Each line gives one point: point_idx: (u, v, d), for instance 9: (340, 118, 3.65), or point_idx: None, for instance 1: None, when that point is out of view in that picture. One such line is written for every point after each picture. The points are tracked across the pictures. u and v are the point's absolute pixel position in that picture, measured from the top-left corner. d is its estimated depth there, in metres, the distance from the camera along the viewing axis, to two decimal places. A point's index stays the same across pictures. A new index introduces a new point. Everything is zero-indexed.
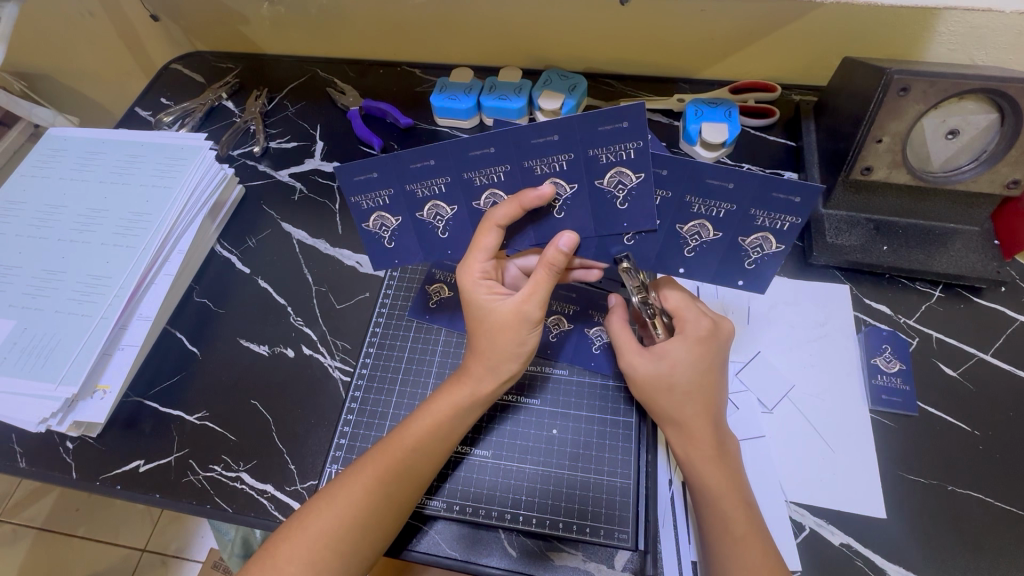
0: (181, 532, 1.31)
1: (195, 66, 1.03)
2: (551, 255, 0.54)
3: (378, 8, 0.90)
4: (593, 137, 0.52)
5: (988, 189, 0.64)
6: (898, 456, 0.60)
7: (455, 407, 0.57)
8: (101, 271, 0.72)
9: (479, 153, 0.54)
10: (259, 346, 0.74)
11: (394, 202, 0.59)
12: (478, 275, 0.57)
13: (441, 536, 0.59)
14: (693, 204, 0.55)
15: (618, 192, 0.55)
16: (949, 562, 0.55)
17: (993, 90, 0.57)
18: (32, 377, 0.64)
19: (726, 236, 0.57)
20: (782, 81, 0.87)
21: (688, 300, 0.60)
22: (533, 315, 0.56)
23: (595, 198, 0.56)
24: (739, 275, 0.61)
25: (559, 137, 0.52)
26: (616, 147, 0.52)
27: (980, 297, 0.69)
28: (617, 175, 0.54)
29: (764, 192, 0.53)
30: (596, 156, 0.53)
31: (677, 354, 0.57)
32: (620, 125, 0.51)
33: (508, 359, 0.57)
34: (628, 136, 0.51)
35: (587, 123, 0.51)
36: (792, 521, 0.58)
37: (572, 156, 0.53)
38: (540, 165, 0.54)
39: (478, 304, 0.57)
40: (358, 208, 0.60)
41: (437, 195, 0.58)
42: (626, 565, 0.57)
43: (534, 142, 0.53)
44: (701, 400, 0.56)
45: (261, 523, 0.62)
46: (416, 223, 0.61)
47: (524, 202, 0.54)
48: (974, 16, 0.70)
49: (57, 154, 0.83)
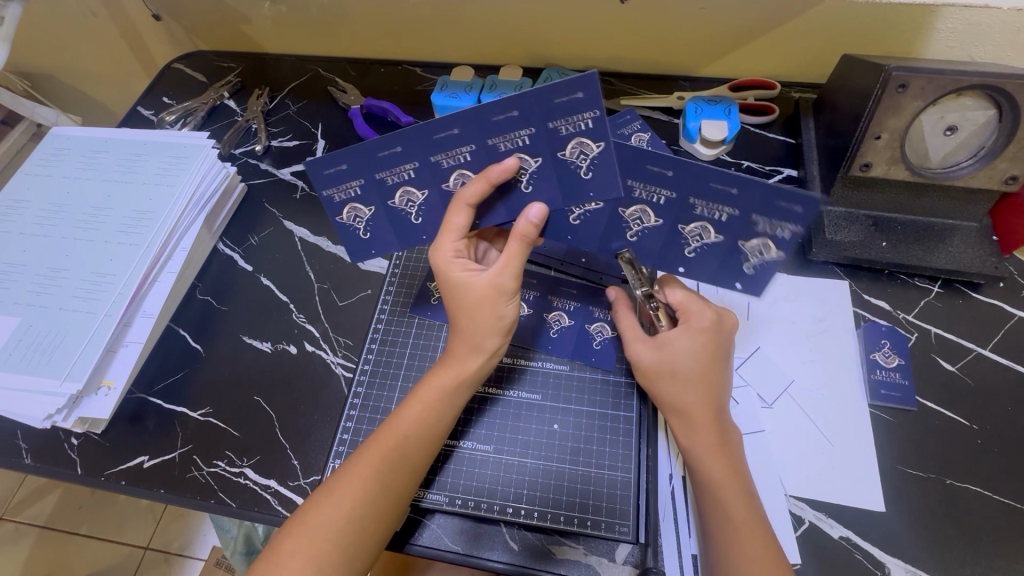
0: (184, 530, 1.32)
1: (197, 65, 1.04)
2: (522, 227, 0.56)
3: (379, 7, 0.90)
4: (550, 109, 0.52)
5: (986, 185, 0.64)
6: (897, 450, 0.61)
7: (443, 391, 0.58)
8: (104, 269, 0.72)
9: (443, 136, 0.54)
10: (262, 343, 0.74)
11: (366, 193, 0.60)
12: (451, 255, 0.57)
13: (442, 530, 0.60)
14: (697, 206, 0.56)
15: (581, 163, 0.55)
16: (947, 555, 0.56)
17: (992, 86, 0.58)
18: (37, 374, 0.65)
19: (727, 239, 0.58)
20: (781, 79, 0.87)
21: (694, 296, 0.61)
22: (508, 287, 0.57)
23: (559, 169, 0.56)
24: (737, 278, 0.61)
25: (518, 112, 0.52)
26: (575, 118, 0.52)
27: (979, 293, 0.69)
28: (578, 146, 0.54)
29: (767, 198, 0.52)
30: (555, 128, 0.53)
31: (679, 345, 0.58)
32: (576, 96, 0.50)
33: (490, 334, 0.58)
34: (585, 106, 0.51)
35: (544, 95, 0.51)
36: (792, 514, 0.59)
37: (532, 130, 0.53)
38: (503, 142, 0.54)
39: (454, 283, 0.58)
40: (331, 202, 0.61)
41: (408, 181, 0.59)
42: (626, 558, 0.57)
43: (496, 119, 0.52)
44: (704, 389, 0.56)
45: (265, 517, 0.63)
46: (388, 210, 0.61)
47: (491, 178, 0.54)
48: (973, 14, 0.70)
49: (60, 152, 0.83)
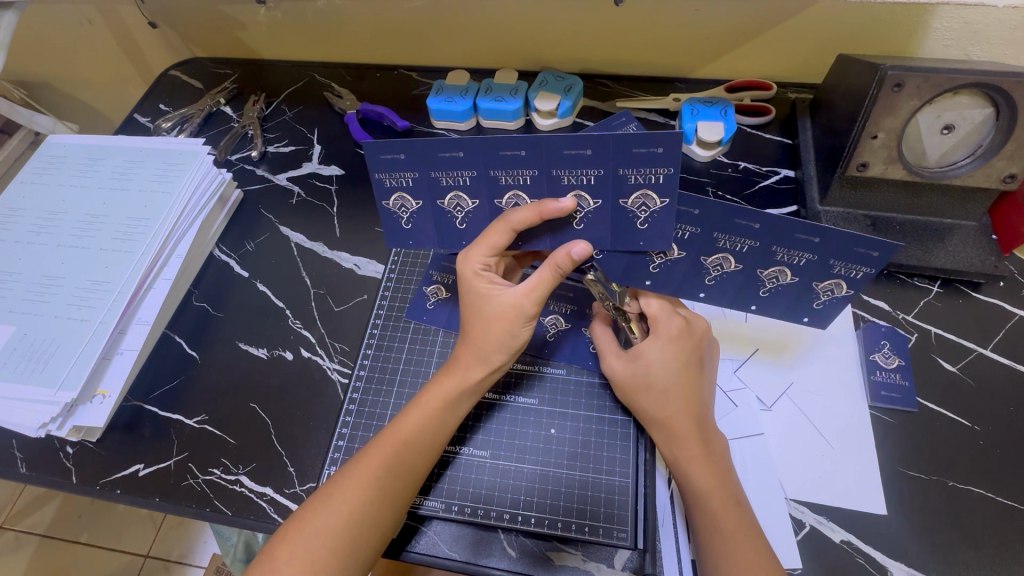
0: (184, 538, 1.31)
1: (192, 71, 1.03)
2: (558, 257, 0.56)
3: (375, 11, 0.90)
4: (625, 157, 0.52)
5: (984, 184, 0.64)
6: (897, 452, 0.60)
7: (445, 399, 0.57)
8: (99, 276, 0.72)
9: (509, 154, 0.54)
10: (258, 349, 0.74)
11: (417, 186, 0.59)
12: (479, 267, 0.58)
13: (439, 537, 0.59)
14: (777, 252, 0.57)
15: (641, 214, 0.56)
16: (949, 558, 0.55)
17: (987, 85, 0.58)
18: (30, 383, 0.65)
19: (803, 281, 0.58)
20: (778, 79, 0.87)
21: (667, 305, 0.63)
22: (529, 310, 0.56)
23: (616, 215, 0.57)
24: (804, 312, 0.62)
25: (592, 152, 0.52)
26: (645, 170, 0.53)
27: (979, 292, 0.69)
28: (643, 197, 0.55)
29: (847, 245, 0.53)
30: (625, 175, 0.53)
31: (651, 355, 0.59)
32: (656, 151, 0.51)
33: (497, 350, 0.57)
34: (661, 163, 0.52)
35: (623, 142, 0.51)
36: (792, 518, 0.58)
37: (601, 172, 0.53)
38: (568, 176, 0.55)
39: (477, 294, 0.58)
40: (381, 186, 0.59)
41: (461, 186, 0.58)
42: (625, 564, 0.57)
43: (567, 153, 0.53)
44: (683, 398, 0.57)
45: (260, 526, 0.62)
46: (435, 210, 0.61)
47: (543, 211, 0.55)
48: (968, 12, 0.70)
49: (56, 161, 0.83)
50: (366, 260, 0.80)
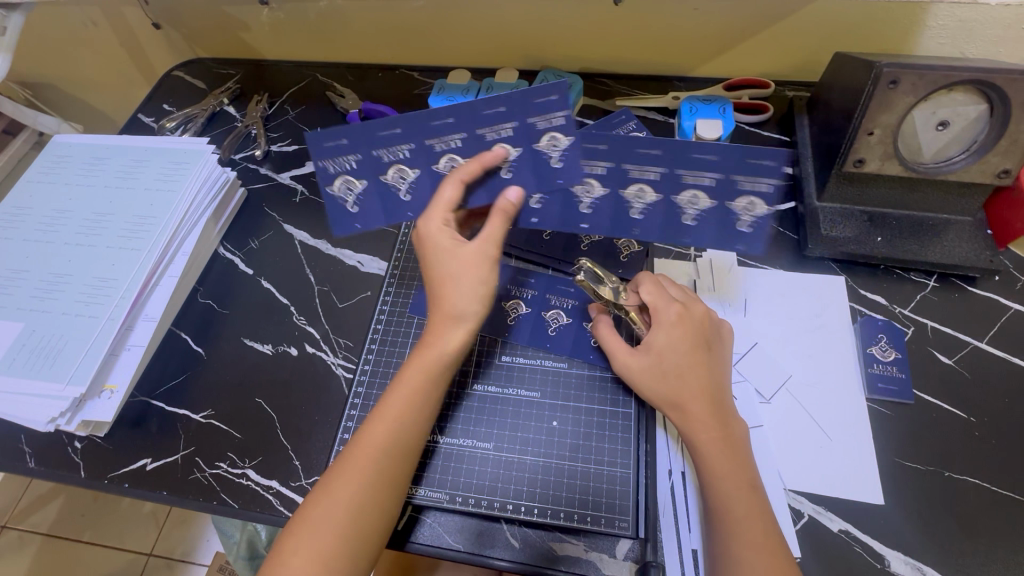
0: (187, 536, 1.32)
1: (196, 72, 1.04)
2: (502, 204, 0.58)
3: (377, 12, 0.91)
4: (528, 107, 0.55)
5: (980, 179, 0.65)
6: (894, 443, 0.61)
7: (430, 371, 0.57)
8: (107, 273, 0.73)
9: (439, 122, 0.56)
10: (263, 345, 0.75)
11: (414, 157, 0.59)
12: (442, 225, 0.57)
13: (443, 528, 0.60)
14: (740, 180, 0.56)
15: (554, 154, 0.57)
16: (945, 546, 0.56)
17: (982, 81, 0.59)
18: (40, 378, 0.65)
19: (721, 203, 0.58)
20: (776, 78, 0.88)
21: (662, 291, 0.63)
22: (491, 254, 0.57)
23: (536, 162, 0.58)
24: (737, 239, 0.60)
25: (505, 108, 0.55)
26: (550, 116, 0.55)
27: (975, 286, 0.70)
28: (552, 137, 0.56)
29: (742, 158, 0.55)
30: (534, 123, 0.56)
31: (659, 342, 0.60)
32: (551, 97, 0.54)
33: (467, 301, 0.56)
34: (558, 107, 0.55)
35: (523, 94, 0.54)
36: (791, 508, 0.59)
37: (516, 124, 0.56)
38: (542, 121, 0.55)
39: (441, 251, 0.57)
40: (325, 173, 0.60)
41: (454, 149, 0.58)
42: (627, 553, 0.58)
43: (485, 112, 0.55)
44: (696, 382, 0.57)
45: (267, 518, 0.63)
46: (379, 187, 0.61)
47: (484, 161, 0.57)
48: (963, 11, 0.71)
49: (63, 160, 0.84)
50: (370, 258, 0.81)
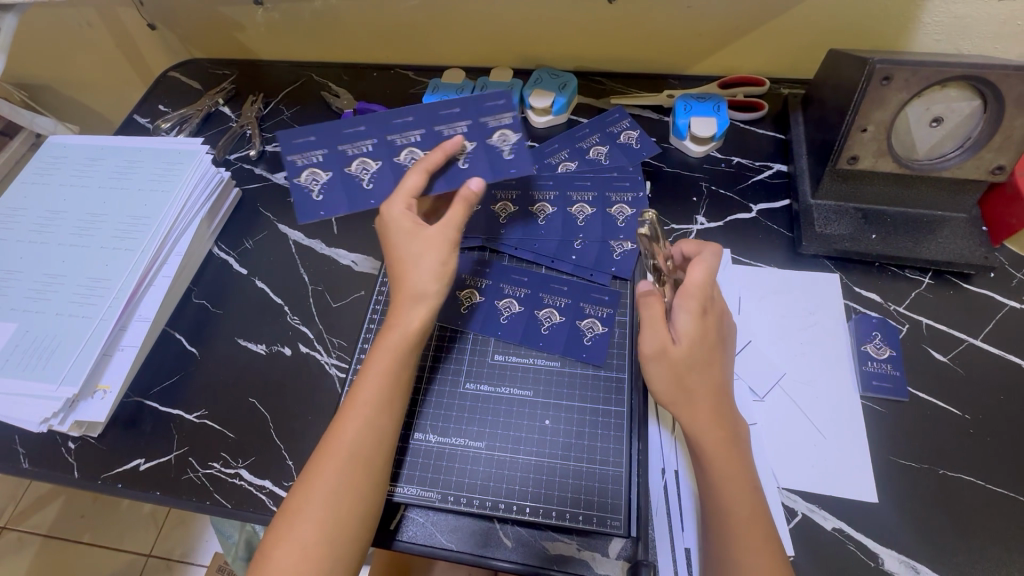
0: (186, 536, 1.32)
1: (192, 73, 1.04)
2: (464, 193, 0.62)
3: (371, 12, 0.91)
4: (436, 116, 0.66)
5: (974, 175, 0.65)
6: (888, 441, 0.61)
7: (394, 351, 0.58)
8: (100, 274, 0.73)
9: (400, 121, 0.66)
10: (257, 344, 0.75)
11: (375, 150, 0.67)
12: (403, 210, 0.61)
13: (435, 528, 0.60)
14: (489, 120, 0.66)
15: (504, 146, 0.66)
16: (940, 544, 0.56)
17: (975, 77, 0.59)
18: (32, 379, 0.65)
19: (599, 209, 0.76)
20: (771, 75, 0.88)
21: (710, 275, 0.60)
22: (451, 237, 0.61)
23: (489, 154, 0.67)
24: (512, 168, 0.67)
25: (364, 127, 0.66)
26: (407, 132, 0.66)
27: (970, 284, 0.69)
28: (503, 135, 0.66)
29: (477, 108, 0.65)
30: (440, 130, 0.66)
31: (684, 326, 0.57)
32: (454, 110, 0.65)
33: (431, 279, 0.59)
34: (508, 107, 0.66)
35: (383, 117, 0.66)
36: (785, 507, 0.58)
37: (422, 130, 0.66)
38: (448, 129, 0.66)
39: (404, 235, 0.60)
40: (293, 166, 0.68)
41: (414, 143, 0.66)
42: (620, 553, 0.57)
43: (395, 122, 0.66)
44: (711, 379, 0.57)
45: (260, 518, 0.63)
46: (343, 177, 0.68)
47: (447, 147, 0.64)
48: (957, 6, 0.71)
49: (57, 161, 0.84)
50: (364, 257, 0.81)
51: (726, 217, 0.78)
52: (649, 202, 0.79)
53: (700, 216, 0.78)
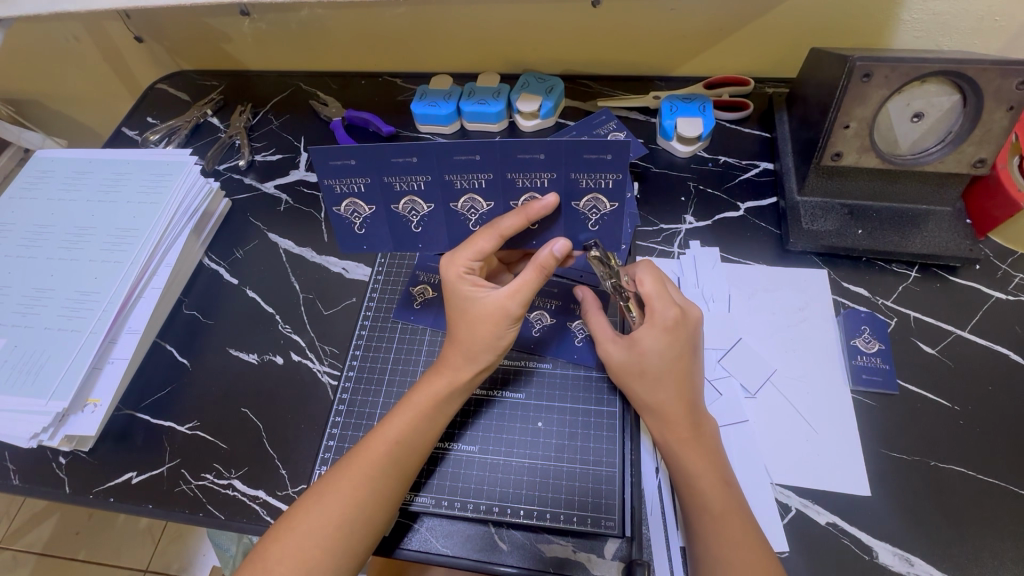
0: (183, 551, 1.31)
1: (180, 85, 1.04)
2: (543, 258, 0.57)
3: (358, 20, 0.91)
4: (509, 162, 0.56)
5: (956, 169, 0.66)
6: (879, 435, 0.61)
7: (436, 397, 0.58)
8: (89, 287, 0.73)
9: (462, 159, 0.57)
10: (248, 354, 0.74)
11: (429, 189, 0.60)
12: (463, 271, 0.59)
13: (431, 533, 0.59)
14: (580, 179, 0.56)
15: (591, 216, 0.59)
16: (933, 535, 0.56)
17: (953, 72, 0.60)
18: (21, 394, 0.65)
19: None
20: (755, 75, 0.89)
21: (663, 289, 0.59)
22: (514, 312, 0.57)
23: (570, 218, 0.60)
24: (588, 237, 0.62)
25: (417, 160, 0.57)
26: (469, 176, 0.58)
27: (956, 276, 0.70)
28: (593, 200, 0.58)
29: (575, 157, 0.55)
30: (512, 179, 0.58)
31: (646, 341, 0.58)
32: (537, 157, 0.55)
33: (485, 350, 0.58)
34: (610, 168, 0.55)
35: (443, 151, 0.56)
36: (778, 502, 0.59)
37: (490, 176, 0.58)
38: (522, 179, 0.58)
39: (463, 296, 0.59)
40: (332, 192, 0.61)
41: (475, 189, 0.59)
42: (615, 553, 0.57)
43: (457, 159, 0.57)
44: (675, 386, 0.57)
45: (253, 528, 0.63)
46: (390, 214, 0.62)
47: (530, 214, 0.57)
48: (935, 3, 0.72)
49: (45, 175, 0.84)
50: (354, 264, 0.81)
51: (714, 216, 0.78)
52: (637, 203, 0.79)
53: (688, 215, 0.78)
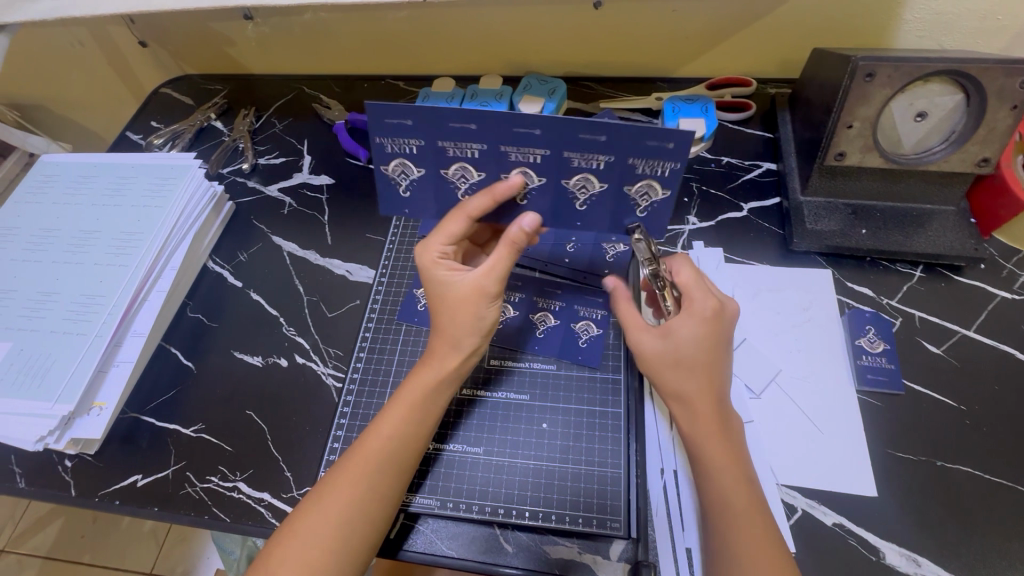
0: (188, 554, 1.31)
1: (184, 89, 1.05)
2: (512, 234, 0.57)
3: (361, 24, 0.92)
4: (571, 141, 0.54)
5: (959, 168, 0.65)
6: (885, 435, 0.61)
7: (427, 389, 0.58)
8: (94, 290, 0.73)
9: (459, 126, 0.55)
10: (253, 356, 0.75)
11: (483, 158, 0.58)
12: (437, 256, 0.59)
13: (436, 535, 0.59)
14: (637, 165, 0.55)
15: (640, 202, 0.59)
16: (941, 536, 0.55)
17: (956, 71, 0.60)
18: (28, 397, 0.65)
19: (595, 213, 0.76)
20: (757, 76, 0.89)
21: (700, 278, 0.60)
22: (492, 289, 0.57)
23: (619, 201, 0.59)
24: (578, 218, 0.62)
25: (476, 126, 0.55)
26: (526, 149, 0.56)
27: (961, 275, 0.70)
28: (646, 186, 0.57)
29: (640, 141, 0.53)
30: (569, 158, 0.56)
31: (680, 330, 0.58)
32: (599, 138, 0.54)
33: (467, 334, 0.58)
34: (670, 157, 0.54)
35: (502, 120, 0.54)
36: (784, 503, 0.58)
37: (547, 152, 0.56)
38: (516, 153, 0.57)
39: (440, 283, 0.59)
40: (382, 150, 0.59)
41: (531, 164, 0.57)
42: (621, 555, 0.57)
43: (517, 130, 0.55)
44: (704, 377, 0.57)
45: (259, 531, 0.63)
46: (438, 179, 0.61)
47: (496, 193, 0.57)
48: (937, 3, 0.72)
49: (50, 180, 0.84)
50: (358, 266, 0.81)
51: (717, 216, 0.78)
52: None
53: (691, 216, 0.78)
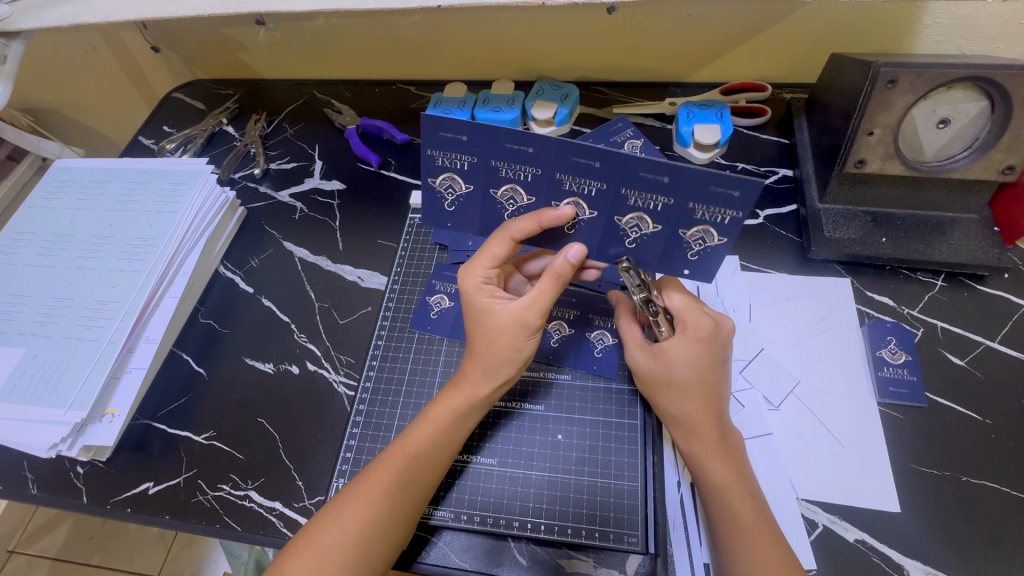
0: (195, 556, 1.31)
1: (196, 93, 1.05)
2: (558, 266, 0.55)
3: (372, 29, 0.91)
4: (629, 178, 0.52)
5: (983, 176, 0.64)
6: (909, 449, 0.60)
7: (454, 412, 0.57)
8: (107, 297, 0.73)
9: (526, 151, 0.53)
10: (264, 364, 0.74)
11: (536, 183, 0.55)
12: (480, 280, 0.59)
13: (450, 547, 0.58)
14: (697, 210, 0.53)
15: (631, 234, 0.57)
16: (966, 554, 0.54)
17: (981, 78, 0.58)
18: (41, 404, 0.65)
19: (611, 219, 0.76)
20: (772, 80, 0.88)
21: (692, 302, 0.60)
22: (533, 322, 0.56)
23: (671, 244, 0.56)
24: (617, 252, 0.59)
25: (533, 151, 0.53)
26: (581, 180, 0.54)
27: (984, 285, 0.68)
28: (702, 232, 0.54)
29: (702, 186, 0.51)
30: (625, 195, 0.54)
31: (676, 351, 0.57)
32: (661, 179, 0.51)
33: (503, 364, 0.57)
34: (731, 204, 0.52)
35: (562, 149, 0.52)
36: (805, 518, 0.57)
37: (603, 186, 0.53)
38: (570, 182, 0.54)
39: (479, 308, 0.58)
40: (432, 163, 0.57)
41: (583, 195, 0.55)
42: (637, 569, 0.56)
43: (575, 160, 0.52)
44: (702, 399, 0.56)
45: (271, 541, 0.62)
46: (485, 197, 0.58)
47: (543, 220, 0.55)
48: (959, 7, 0.71)
49: (64, 185, 0.84)
50: (370, 273, 0.80)
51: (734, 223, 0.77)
52: None
53: None
